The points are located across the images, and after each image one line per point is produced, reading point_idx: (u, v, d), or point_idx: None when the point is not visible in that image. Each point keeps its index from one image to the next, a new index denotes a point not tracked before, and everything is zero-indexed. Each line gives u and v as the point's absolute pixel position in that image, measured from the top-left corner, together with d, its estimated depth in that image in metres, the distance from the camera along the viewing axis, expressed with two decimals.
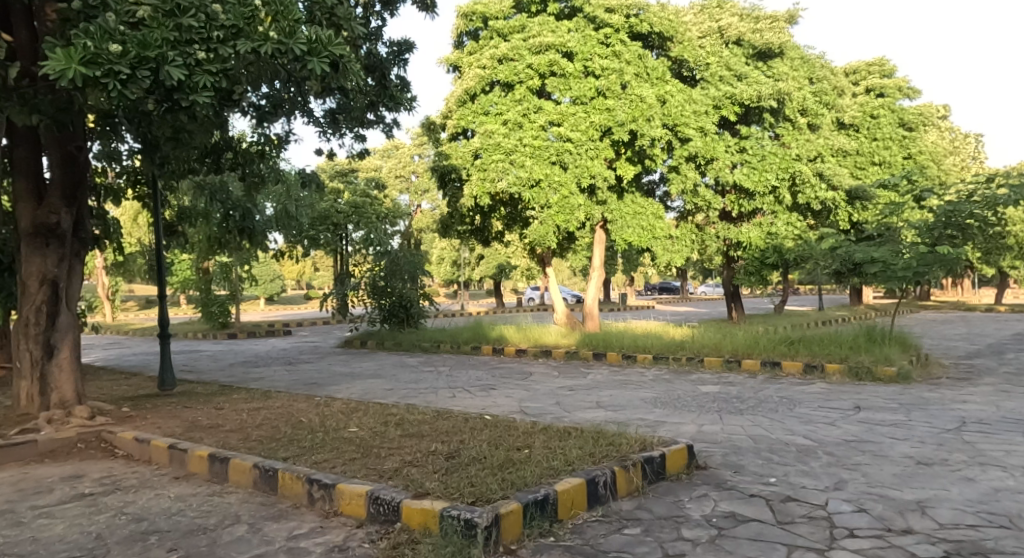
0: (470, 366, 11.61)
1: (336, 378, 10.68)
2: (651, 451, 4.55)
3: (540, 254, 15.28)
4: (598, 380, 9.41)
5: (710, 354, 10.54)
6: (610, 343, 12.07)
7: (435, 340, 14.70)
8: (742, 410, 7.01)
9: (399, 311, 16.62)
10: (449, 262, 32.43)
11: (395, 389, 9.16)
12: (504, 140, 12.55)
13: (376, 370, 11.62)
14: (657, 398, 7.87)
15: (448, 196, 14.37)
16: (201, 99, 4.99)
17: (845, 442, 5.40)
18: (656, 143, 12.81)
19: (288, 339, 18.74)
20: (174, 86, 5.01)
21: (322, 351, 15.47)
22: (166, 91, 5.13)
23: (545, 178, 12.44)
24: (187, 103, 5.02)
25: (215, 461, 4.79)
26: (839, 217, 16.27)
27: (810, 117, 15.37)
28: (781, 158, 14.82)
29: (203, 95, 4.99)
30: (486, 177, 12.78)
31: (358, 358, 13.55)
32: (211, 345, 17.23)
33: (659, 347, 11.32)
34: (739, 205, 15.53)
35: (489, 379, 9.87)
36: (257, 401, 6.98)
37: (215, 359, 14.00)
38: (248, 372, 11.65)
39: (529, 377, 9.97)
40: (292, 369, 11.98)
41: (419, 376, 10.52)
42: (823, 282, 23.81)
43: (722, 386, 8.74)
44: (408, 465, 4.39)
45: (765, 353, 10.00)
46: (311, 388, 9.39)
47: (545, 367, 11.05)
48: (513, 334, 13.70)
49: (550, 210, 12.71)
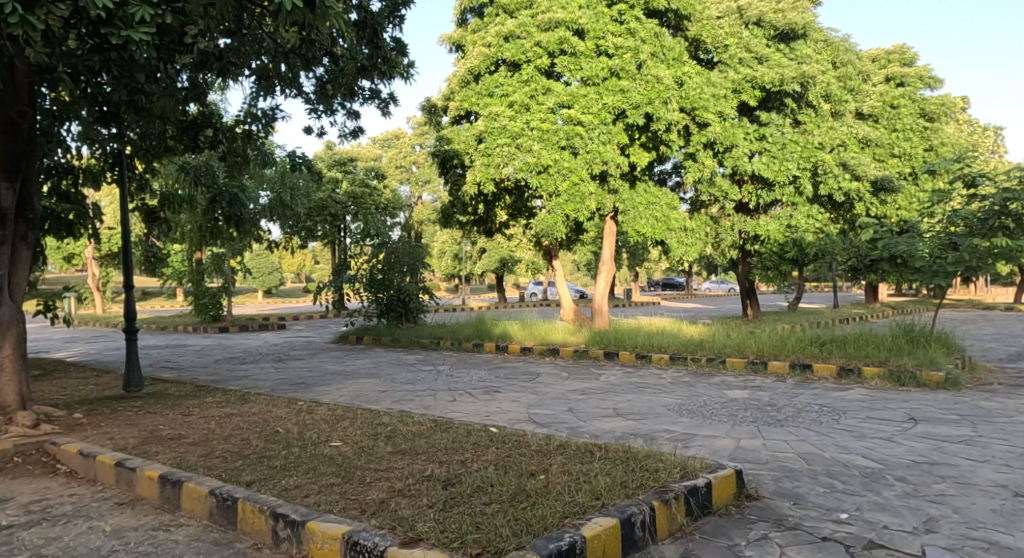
0: (472, 365, 10.82)
1: (327, 377, 9.87)
2: (695, 478, 3.74)
3: (546, 247, 14.44)
4: (613, 383, 8.60)
5: (733, 355, 9.75)
6: (623, 341, 11.26)
7: (434, 336, 13.91)
8: (781, 421, 6.20)
9: (398, 306, 15.84)
10: (451, 256, 31.57)
11: (390, 391, 8.35)
12: (509, 123, 11.73)
13: (371, 368, 10.82)
14: (681, 404, 7.06)
15: (450, 183, 13.58)
16: (137, 35, 4.57)
17: (915, 465, 4.59)
18: (672, 128, 12.01)
19: (282, 334, 17.95)
20: (104, 20, 4.59)
21: (317, 347, 14.68)
22: (92, 22, 4.74)
23: (554, 164, 11.62)
24: (120, 38, 4.57)
25: (166, 485, 3.98)
26: (862, 210, 15.43)
27: (834, 104, 14.53)
28: (803, 147, 13.97)
29: (139, 30, 4.57)
30: (491, 162, 11.94)
31: (352, 355, 12.75)
32: (199, 339, 16.46)
33: (676, 346, 10.51)
34: (757, 196, 14.70)
35: (492, 380, 9.07)
36: (232, 407, 6.15)
37: (200, 354, 13.21)
38: (233, 369, 10.84)
39: (536, 378, 9.17)
40: (281, 367, 11.17)
41: (417, 376, 9.73)
42: (837, 279, 23.01)
43: (750, 391, 7.93)
44: (398, 495, 3.59)
45: (794, 355, 9.21)
46: (298, 389, 8.58)
47: (552, 367, 10.26)
48: (517, 331, 12.89)
49: (559, 197, 11.87)
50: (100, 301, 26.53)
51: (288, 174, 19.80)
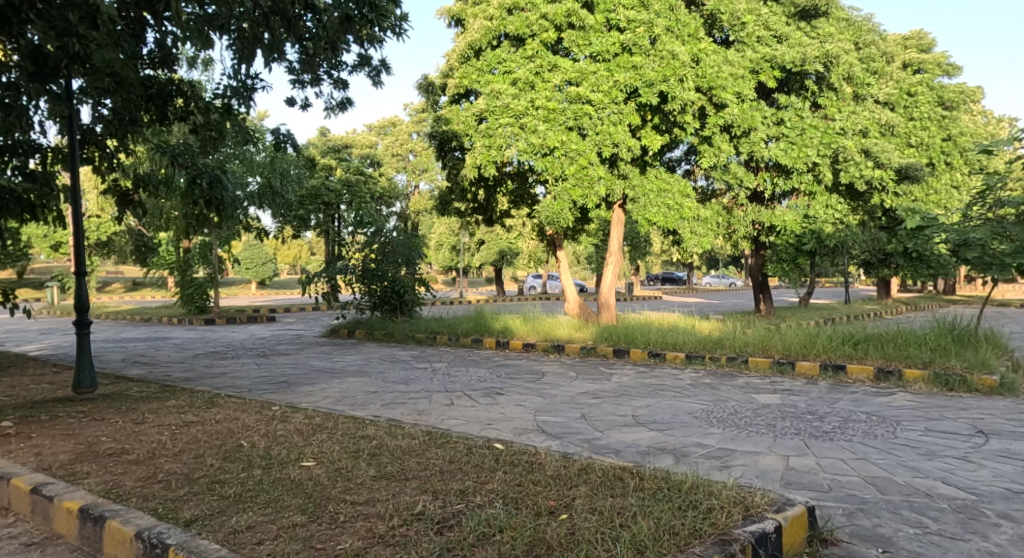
0: (471, 362, 9.99)
1: (312, 375, 9.03)
2: (761, 521, 2.96)
3: (550, 236, 13.57)
4: (627, 386, 7.78)
5: (756, 354, 8.94)
6: (633, 338, 10.43)
7: (431, 331, 13.07)
8: (828, 433, 5.38)
9: (392, 298, 14.97)
10: (449, 248, 30.73)
11: (380, 392, 7.53)
12: (513, 102, 10.89)
13: (361, 365, 9.97)
14: (708, 412, 6.24)
15: (448, 167, 12.74)
16: None
17: (1015, 495, 3.78)
18: (688, 108, 11.14)
19: (270, 327, 17.10)
20: None
21: (305, 341, 13.85)
22: None
23: (561, 144, 10.75)
24: None
25: (87, 521, 3.16)
26: (883, 199, 14.60)
27: (856, 87, 13.69)
28: (822, 133, 13.15)
29: None
30: (492, 144, 11.09)
31: (342, 351, 11.90)
32: (182, 333, 15.61)
33: (693, 343, 9.70)
34: (774, 184, 13.88)
35: (493, 380, 8.23)
36: (192, 414, 5.31)
37: (180, 348, 12.35)
38: (212, 365, 9.99)
39: (541, 378, 8.34)
40: (265, 363, 10.32)
41: (411, 374, 8.90)
42: (849, 274, 22.19)
43: (782, 395, 7.11)
44: (377, 546, 2.80)
45: (825, 355, 8.40)
46: (278, 390, 7.74)
47: (559, 365, 9.44)
48: (519, 325, 12.04)
49: (566, 181, 11.03)
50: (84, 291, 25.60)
51: (278, 159, 18.94)
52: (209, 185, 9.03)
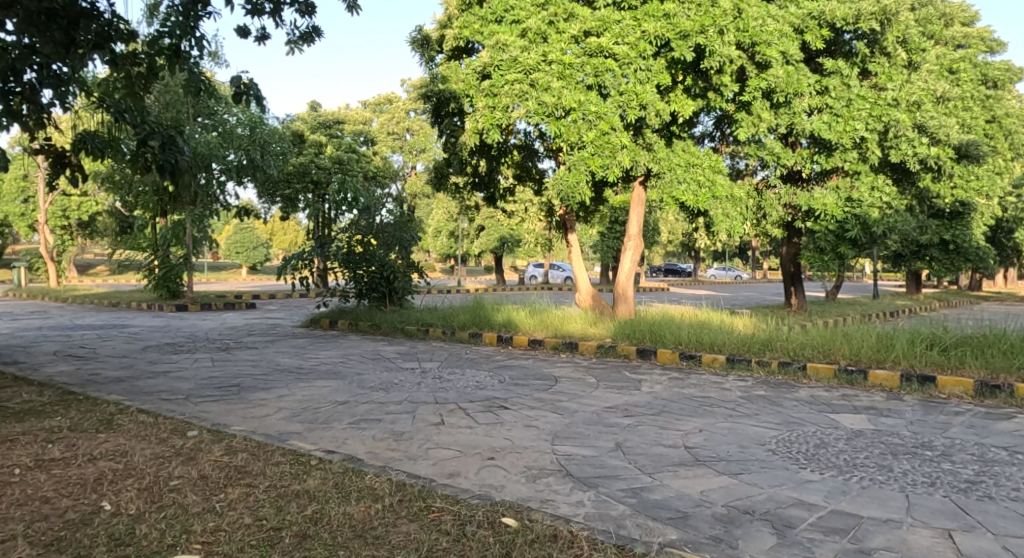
0: (469, 363, 8.37)
1: (273, 376, 7.41)
2: None
3: (561, 217, 11.94)
4: (664, 399, 6.16)
5: (816, 360, 7.35)
6: (660, 335, 8.81)
7: (423, 323, 11.46)
8: (976, 483, 3.77)
9: (380, 284, 13.26)
10: (447, 234, 29.06)
11: (351, 403, 5.91)
12: (522, 54, 9.21)
13: (337, 364, 8.34)
14: (787, 442, 4.64)
15: (445, 135, 11.05)
16: None
17: None
18: (728, 67, 9.49)
19: (245, 316, 15.43)
20: None
21: (281, 332, 12.23)
22: None
23: (578, 105, 9.09)
24: None
25: None
26: (935, 181, 12.98)
27: (910, 52, 12.08)
28: (871, 103, 11.52)
29: None
30: (497, 104, 9.44)
31: (319, 345, 10.29)
32: (146, 321, 13.98)
33: (735, 343, 8.10)
34: (815, 162, 12.27)
35: (496, 389, 6.61)
36: (62, 444, 3.69)
37: (131, 339, 10.73)
38: (158, 361, 8.36)
39: (556, 387, 6.72)
40: (224, 358, 8.68)
41: (396, 378, 7.28)
42: (876, 266, 20.54)
43: (870, 416, 5.51)
44: None
45: (907, 362, 6.82)
46: (223, 397, 6.12)
47: (574, 369, 7.82)
48: (524, 319, 10.44)
49: (584, 150, 9.34)
50: (55, 274, 23.91)
51: (259, 129, 17.23)
52: (163, 145, 6.58)
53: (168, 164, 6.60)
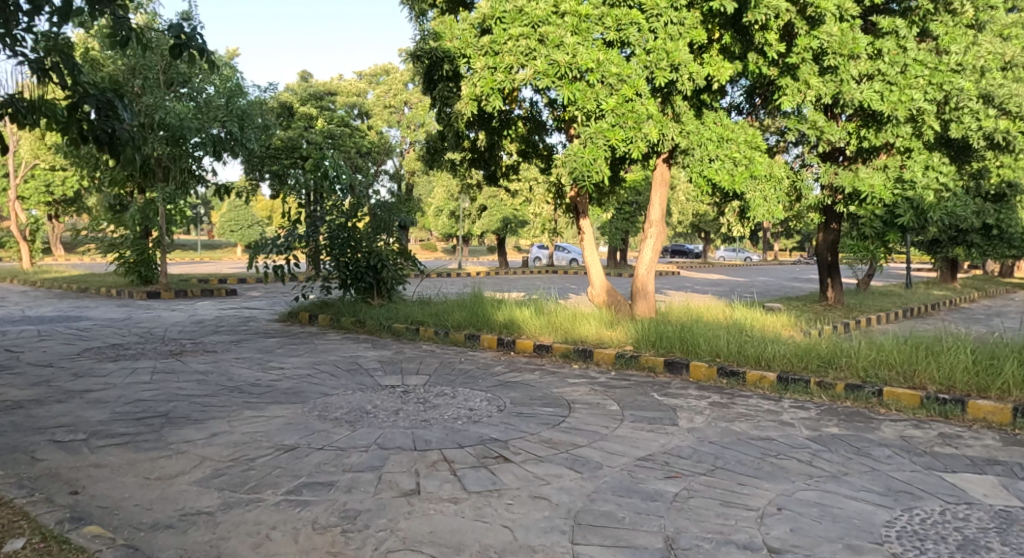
0: (462, 379, 6.92)
1: (220, 398, 5.99)
2: None
3: (571, 199, 10.45)
4: (715, 445, 4.72)
5: (895, 383, 5.90)
6: (693, 343, 7.31)
7: (413, 321, 10.00)
8: None
9: (367, 274, 11.72)
10: (447, 214, 27.56)
11: (302, 450, 4.50)
12: (529, 4, 7.67)
13: (303, 378, 6.89)
14: (914, 536, 3.22)
15: (438, 105, 9.46)
16: None
17: None
18: (776, 21, 7.94)
19: (220, 306, 13.99)
20: None
21: (254, 328, 10.79)
22: None
23: (596, 66, 7.54)
24: None
25: None
26: (995, 158, 11.44)
27: (977, 10, 10.52)
28: (932, 69, 9.95)
29: None
30: (498, 63, 7.85)
31: (291, 347, 8.85)
32: (106, 312, 12.54)
33: (788, 358, 6.63)
34: (863, 137, 10.72)
35: (494, 425, 5.17)
36: None
37: (75, 337, 9.27)
38: (85, 372, 6.91)
39: (571, 421, 5.28)
40: (168, 369, 7.23)
41: (370, 404, 5.84)
42: (909, 253, 19.00)
43: (1003, 476, 4.08)
44: None
45: (1016, 392, 5.39)
46: (139, 438, 4.73)
47: (591, 392, 6.37)
48: (529, 319, 8.97)
49: (603, 120, 7.72)
50: (28, 253, 22.40)
51: (235, 98, 15.52)
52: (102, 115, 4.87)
53: (105, 135, 4.89)
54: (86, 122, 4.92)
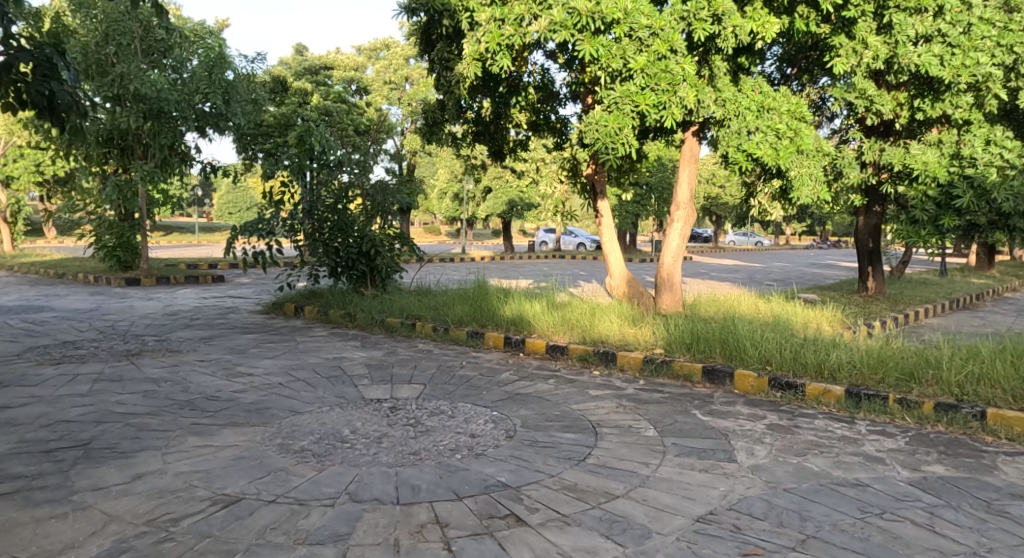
0: (463, 390, 5.77)
1: (165, 417, 4.89)
2: None
3: (588, 177, 9.29)
4: (793, 495, 3.59)
5: (1001, 404, 4.76)
6: (739, 347, 6.12)
7: (409, 315, 8.88)
8: None
9: (359, 262, 10.57)
10: (452, 197, 26.37)
11: (247, 505, 3.41)
12: None
13: (272, 389, 5.75)
14: None
15: (436, 70, 8.29)
16: None
17: None
18: None
19: (202, 294, 12.85)
20: None
21: (233, 321, 9.68)
22: None
23: (624, 16, 6.35)
24: None
25: None
26: None
27: None
28: (1003, 29, 8.70)
29: None
30: (507, 12, 6.63)
31: (267, 347, 7.71)
32: (74, 301, 11.42)
33: (859, 367, 5.47)
34: (918, 107, 9.50)
35: (502, 462, 4.06)
36: None
37: (24, 333, 8.17)
38: (12, 382, 5.79)
39: (599, 456, 4.16)
40: (115, 376, 6.10)
41: (348, 428, 4.70)
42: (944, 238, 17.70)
43: None
44: None
45: None
46: (39, 481, 3.64)
47: (620, 410, 5.22)
48: (540, 314, 7.84)
49: (631, 82, 6.51)
50: (8, 236, 21.26)
51: (218, 69, 14.06)
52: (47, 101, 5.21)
53: (42, 98, 5.17)
54: (24, 82, 5.16)
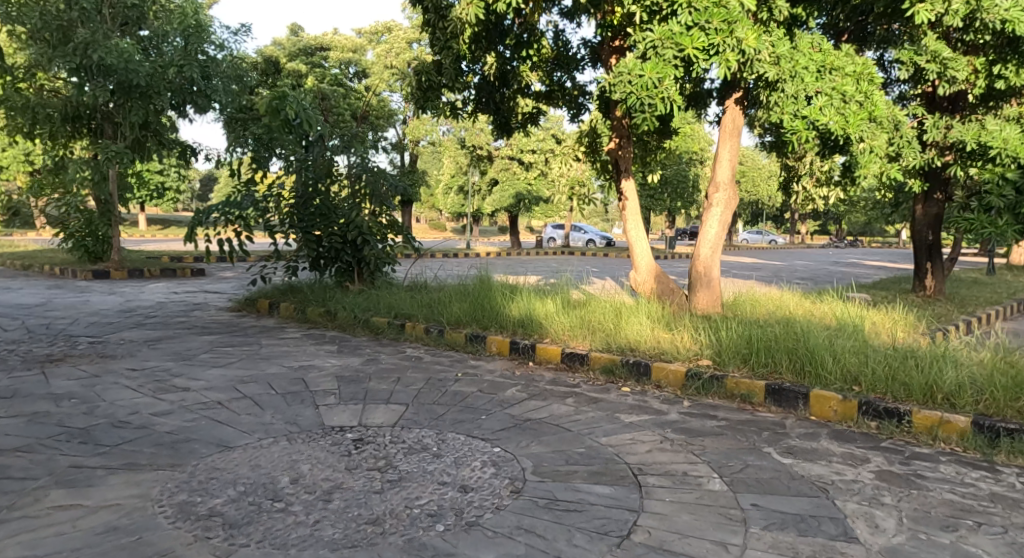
0: (455, 415, 4.37)
1: (36, 455, 3.52)
2: None
3: (610, 153, 7.90)
4: None
5: None
6: (817, 359, 4.75)
7: (398, 314, 7.51)
8: None
9: (343, 252, 9.17)
10: (456, 190, 24.85)
11: None
12: None
13: (204, 411, 4.38)
14: None
15: (430, 18, 6.92)
16: None
17: None
18: None
19: (173, 289, 11.45)
20: None
21: (193, 320, 8.32)
22: None
23: None
24: None
25: None
26: None
27: None
28: None
29: None
30: None
31: (222, 351, 6.34)
32: (22, 295, 10.06)
33: (989, 390, 4.13)
34: (1001, 74, 7.98)
35: (507, 542, 2.71)
36: None
37: None
38: None
39: (651, 531, 2.81)
40: (7, 392, 4.72)
41: (288, 474, 3.33)
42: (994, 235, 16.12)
43: None
44: None
45: None
46: None
47: (667, 447, 3.83)
48: (555, 314, 6.46)
49: (677, 20, 5.14)
50: None
51: (195, 41, 12.61)
52: None
53: None
54: None
